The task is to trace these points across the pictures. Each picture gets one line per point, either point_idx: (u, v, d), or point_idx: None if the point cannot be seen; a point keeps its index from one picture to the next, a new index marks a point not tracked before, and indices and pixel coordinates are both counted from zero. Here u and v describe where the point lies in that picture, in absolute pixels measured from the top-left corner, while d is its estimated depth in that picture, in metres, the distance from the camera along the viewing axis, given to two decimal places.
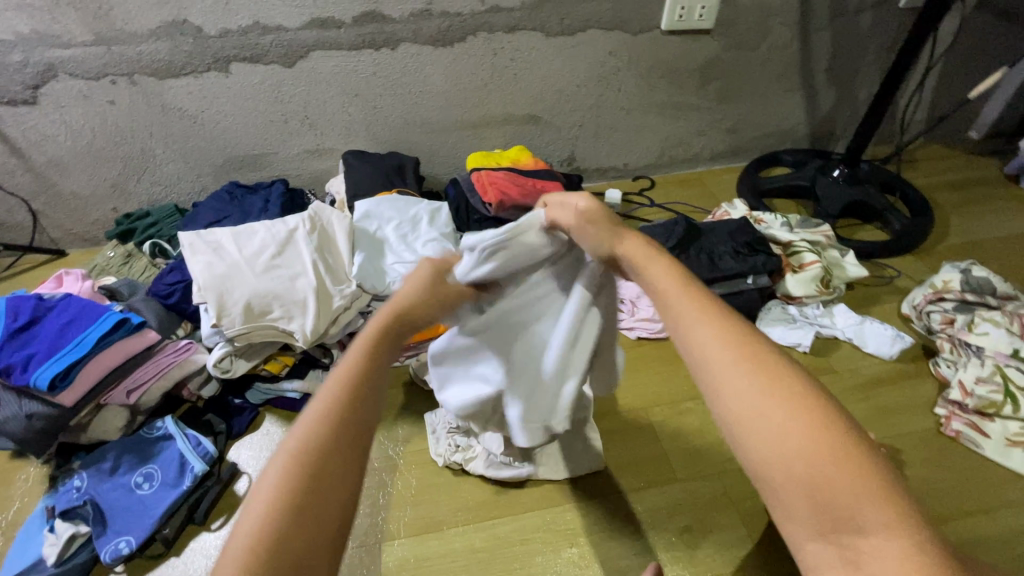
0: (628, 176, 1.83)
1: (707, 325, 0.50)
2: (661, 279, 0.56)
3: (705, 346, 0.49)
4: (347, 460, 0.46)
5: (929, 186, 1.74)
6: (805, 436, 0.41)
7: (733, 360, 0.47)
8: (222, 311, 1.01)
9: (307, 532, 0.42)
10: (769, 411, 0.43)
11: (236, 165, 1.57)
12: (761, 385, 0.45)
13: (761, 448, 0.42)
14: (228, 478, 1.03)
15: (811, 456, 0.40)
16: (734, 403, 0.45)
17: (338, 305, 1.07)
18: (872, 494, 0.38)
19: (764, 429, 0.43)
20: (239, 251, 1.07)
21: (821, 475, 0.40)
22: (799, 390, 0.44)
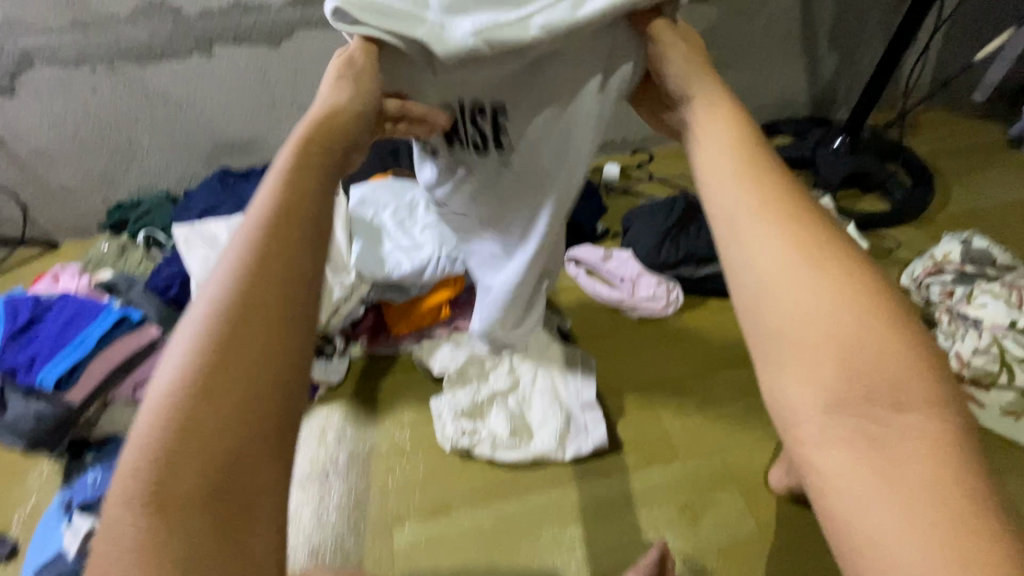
0: (626, 151, 1.79)
1: (750, 188, 0.45)
2: (712, 135, 0.49)
3: (742, 208, 0.45)
4: (263, 328, 0.38)
5: (933, 153, 1.72)
6: (834, 286, 0.39)
7: (775, 221, 0.43)
8: None
9: (220, 409, 0.35)
10: (803, 268, 0.40)
11: (226, 151, 1.53)
12: (795, 252, 0.41)
13: (785, 312, 0.40)
14: None
15: (841, 324, 0.37)
16: (773, 262, 0.41)
17: (338, 295, 1.13)
18: (908, 367, 0.35)
19: (794, 289, 0.40)
20: (236, 244, 1.05)
21: (854, 339, 0.37)
22: (835, 260, 0.40)
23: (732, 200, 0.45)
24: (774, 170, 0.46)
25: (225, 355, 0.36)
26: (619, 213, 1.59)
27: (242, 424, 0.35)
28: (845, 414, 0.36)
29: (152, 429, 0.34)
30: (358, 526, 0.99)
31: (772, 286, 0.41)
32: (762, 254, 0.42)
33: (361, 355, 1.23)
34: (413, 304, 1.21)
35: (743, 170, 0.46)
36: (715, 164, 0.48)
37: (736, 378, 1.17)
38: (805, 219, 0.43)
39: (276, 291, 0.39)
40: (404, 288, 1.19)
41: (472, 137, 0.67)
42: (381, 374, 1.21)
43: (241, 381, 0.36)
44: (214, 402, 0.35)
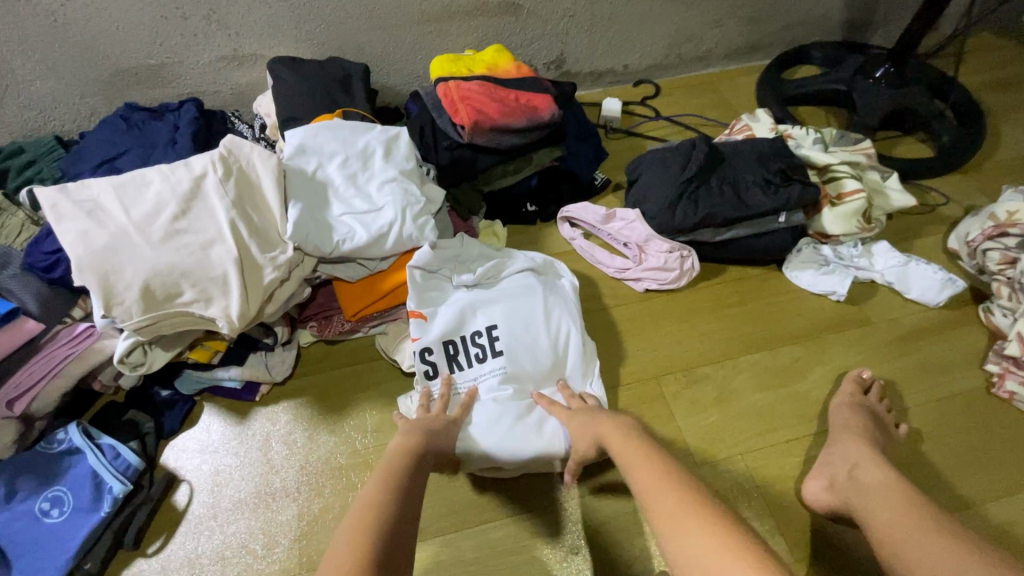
0: (627, 82, 1.51)
1: (650, 468, 0.66)
2: (631, 452, 0.70)
3: (644, 479, 0.64)
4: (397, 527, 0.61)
5: (978, 86, 1.46)
6: (686, 525, 0.56)
7: (649, 465, 0.66)
8: (112, 298, 0.75)
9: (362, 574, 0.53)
10: (678, 517, 0.57)
11: (128, 81, 1.21)
12: (684, 507, 0.58)
13: (677, 546, 0.55)
14: (161, 492, 0.87)
15: (703, 551, 0.53)
16: (659, 511, 0.59)
17: (272, 279, 0.83)
18: (747, 566, 0.50)
19: (679, 530, 0.56)
20: (127, 212, 0.79)
21: (714, 560, 0.52)
22: (707, 507, 0.57)
23: (635, 479, 0.66)
24: (666, 465, 0.66)
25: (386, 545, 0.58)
26: (620, 160, 1.34)
27: None
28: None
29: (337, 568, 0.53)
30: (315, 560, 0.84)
31: (671, 534, 0.56)
32: (656, 513, 0.60)
33: (312, 342, 1.03)
34: (373, 282, 0.96)
35: (659, 471, 0.65)
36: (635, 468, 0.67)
37: (757, 366, 1.00)
38: (690, 491, 0.60)
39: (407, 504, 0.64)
40: (358, 262, 0.93)
41: (473, 353, 0.92)
42: (338, 365, 1.01)
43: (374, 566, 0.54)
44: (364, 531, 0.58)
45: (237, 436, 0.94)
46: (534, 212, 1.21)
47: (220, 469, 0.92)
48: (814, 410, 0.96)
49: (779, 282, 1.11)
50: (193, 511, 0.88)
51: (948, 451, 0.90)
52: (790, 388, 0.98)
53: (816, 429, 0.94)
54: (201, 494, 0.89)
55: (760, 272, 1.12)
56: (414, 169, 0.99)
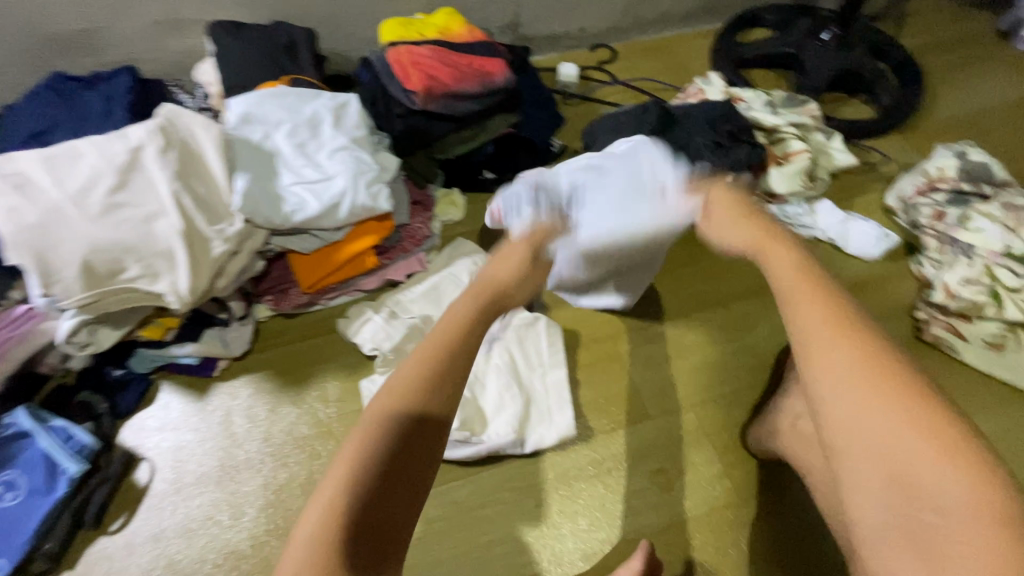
0: (584, 46, 1.50)
1: (806, 295, 0.59)
2: (786, 260, 0.63)
3: (807, 317, 0.58)
4: (432, 396, 0.54)
5: (918, 48, 1.51)
6: (903, 389, 0.53)
7: (826, 323, 0.57)
8: (49, 276, 0.73)
9: (381, 475, 0.50)
10: (858, 387, 0.54)
11: (55, 48, 1.14)
12: (857, 358, 0.55)
13: (844, 414, 0.55)
14: (120, 472, 0.86)
15: (894, 437, 0.52)
16: (840, 370, 0.55)
17: (221, 252, 0.81)
18: (933, 455, 0.50)
19: (866, 413, 0.53)
20: (59, 186, 0.75)
21: (892, 435, 0.52)
22: (883, 366, 0.54)
23: (803, 327, 0.58)
24: (827, 293, 0.59)
25: (410, 434, 0.53)
26: (577, 125, 1.35)
27: (393, 471, 0.51)
28: (899, 496, 0.52)
29: (356, 456, 0.50)
30: (284, 529, 0.85)
31: (864, 400, 0.53)
32: (818, 360, 0.56)
33: (270, 316, 1.02)
34: (329, 253, 0.95)
35: (811, 289, 0.59)
36: (787, 283, 0.61)
37: (710, 323, 1.04)
38: (870, 344, 0.55)
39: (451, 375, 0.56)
40: (311, 233, 0.92)
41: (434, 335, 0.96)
42: (298, 338, 1.01)
43: (403, 457, 0.52)
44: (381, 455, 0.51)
45: (197, 412, 0.94)
46: (492, 179, 1.21)
47: (180, 444, 0.91)
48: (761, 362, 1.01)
49: None
50: (156, 489, 0.87)
51: None
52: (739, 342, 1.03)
53: (761, 379, 0.99)
54: (162, 472, 0.89)
55: None
56: (366, 137, 0.97)
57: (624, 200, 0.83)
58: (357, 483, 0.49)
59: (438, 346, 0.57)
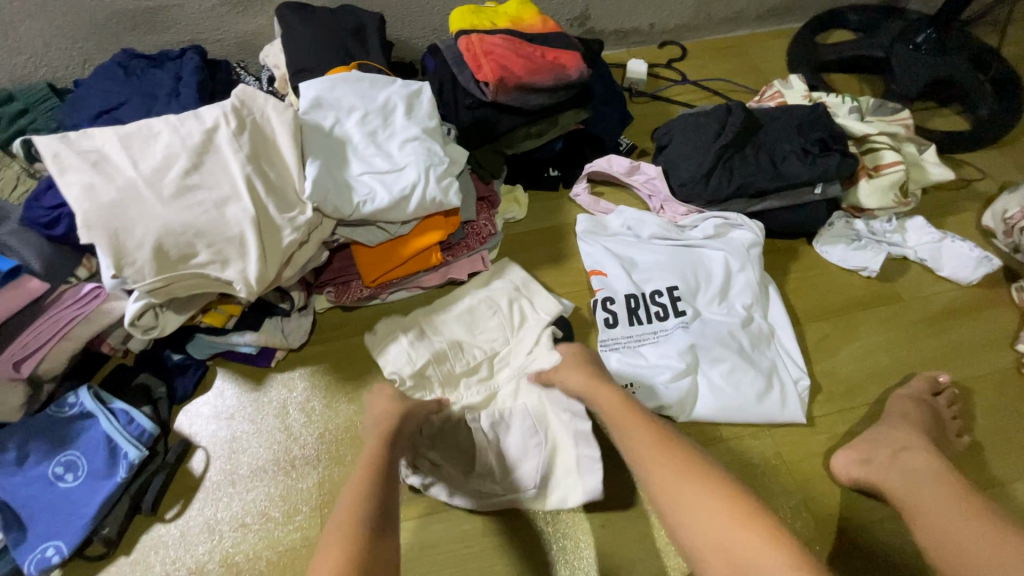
0: (654, 42, 1.43)
1: (639, 425, 0.70)
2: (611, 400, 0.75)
3: (635, 439, 0.69)
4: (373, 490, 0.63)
5: (1018, 56, 1.40)
6: (697, 475, 0.61)
7: (648, 441, 0.67)
8: (122, 257, 0.71)
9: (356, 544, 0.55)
10: (680, 494, 0.60)
11: (125, 25, 1.13)
12: (676, 471, 0.62)
13: (682, 523, 0.58)
14: (177, 458, 0.84)
15: (721, 529, 0.56)
16: (656, 478, 0.63)
17: (290, 241, 0.78)
18: (768, 548, 0.53)
19: (690, 516, 0.58)
20: (133, 165, 0.73)
21: (728, 534, 0.56)
22: (703, 476, 0.61)
23: (631, 453, 0.68)
24: (652, 424, 0.70)
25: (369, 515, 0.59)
26: (644, 125, 1.28)
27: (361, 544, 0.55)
28: (715, 567, 0.54)
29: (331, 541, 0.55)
30: None
31: (673, 504, 0.60)
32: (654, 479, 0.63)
33: (329, 308, 0.99)
34: (394, 247, 0.92)
35: (642, 425, 0.70)
36: (617, 419, 0.72)
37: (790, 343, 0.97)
38: (675, 453, 0.65)
39: (378, 471, 0.66)
40: (378, 225, 0.88)
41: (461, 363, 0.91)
42: (357, 332, 0.98)
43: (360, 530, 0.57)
44: (371, 503, 0.61)
45: (253, 403, 0.92)
46: (557, 177, 1.16)
47: (236, 435, 0.89)
48: (842, 389, 0.94)
49: (810, 257, 1.07)
50: (210, 479, 0.85)
51: (977, 429, 0.89)
52: (819, 365, 0.96)
53: (843, 408, 0.92)
54: (217, 462, 0.87)
55: (790, 246, 1.08)
56: (437, 128, 0.93)
57: (667, 227, 1.03)
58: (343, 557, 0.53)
59: (374, 451, 0.70)
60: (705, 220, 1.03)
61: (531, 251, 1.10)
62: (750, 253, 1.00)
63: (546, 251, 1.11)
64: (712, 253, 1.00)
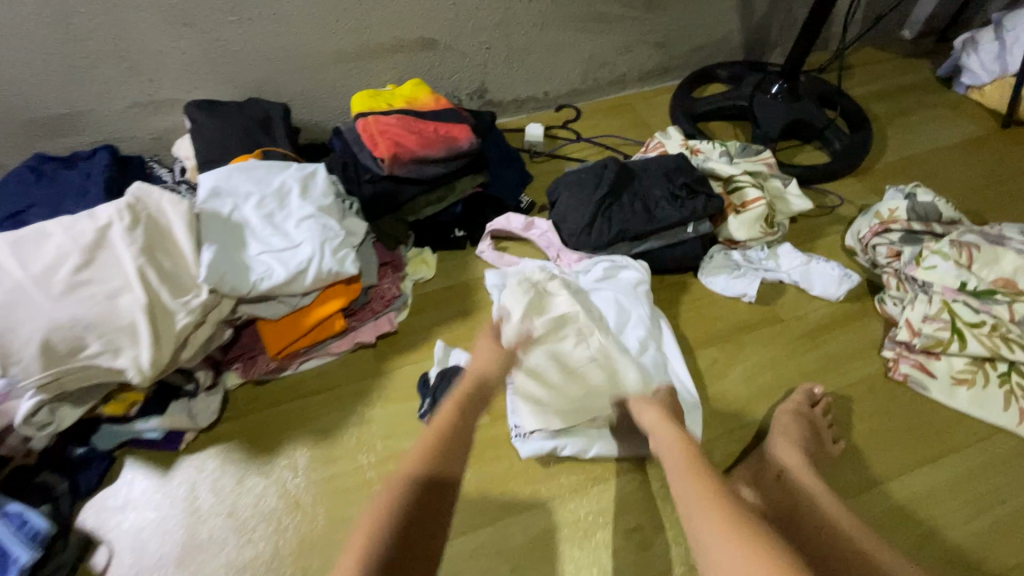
0: (549, 107, 1.58)
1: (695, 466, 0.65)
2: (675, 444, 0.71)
3: (683, 482, 0.64)
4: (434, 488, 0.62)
5: (865, 96, 1.60)
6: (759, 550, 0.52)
7: (704, 489, 0.61)
8: (9, 357, 0.73)
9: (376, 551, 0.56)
10: (727, 542, 0.54)
11: (37, 132, 1.19)
12: (722, 519, 0.56)
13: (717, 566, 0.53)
14: (76, 555, 0.85)
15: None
16: (702, 521, 0.57)
17: (185, 323, 0.82)
18: None
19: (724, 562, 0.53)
20: (23, 268, 0.77)
21: None
22: (750, 527, 0.55)
23: (686, 503, 0.61)
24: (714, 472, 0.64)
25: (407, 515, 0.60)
26: (543, 183, 1.40)
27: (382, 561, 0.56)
28: None
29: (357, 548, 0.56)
30: None
31: (712, 554, 0.54)
32: (699, 520, 0.58)
33: (240, 384, 1.01)
34: (297, 318, 0.96)
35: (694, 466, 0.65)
36: (677, 461, 0.67)
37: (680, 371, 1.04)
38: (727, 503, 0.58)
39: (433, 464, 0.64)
40: (278, 300, 0.93)
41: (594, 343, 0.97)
42: (268, 404, 1.00)
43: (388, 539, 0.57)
44: (430, 475, 0.63)
45: (160, 488, 0.91)
46: (462, 237, 1.24)
47: (141, 523, 0.88)
48: (732, 410, 1.01)
49: (697, 289, 1.17)
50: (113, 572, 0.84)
51: (855, 433, 0.96)
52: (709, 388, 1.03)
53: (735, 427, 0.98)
54: (121, 555, 0.85)
55: (678, 280, 1.18)
56: (333, 204, 1.00)
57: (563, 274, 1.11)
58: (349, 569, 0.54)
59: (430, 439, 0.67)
60: (595, 264, 1.11)
61: (438, 309, 1.16)
62: (639, 290, 1.07)
63: (453, 306, 1.16)
64: (604, 294, 1.07)
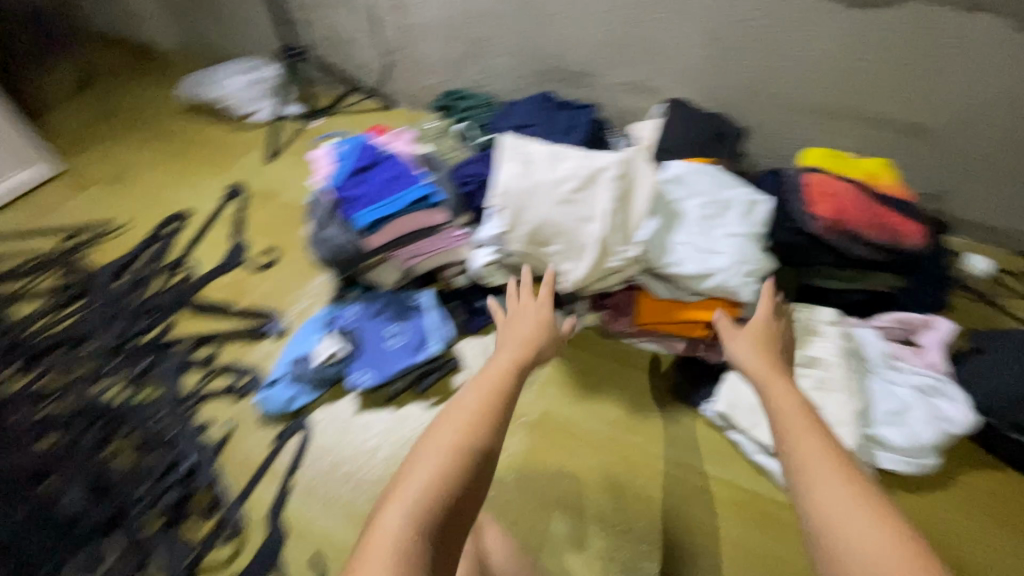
0: (1010, 247, 1.32)
1: (812, 438, 0.62)
2: (785, 404, 0.69)
3: (803, 447, 0.61)
4: (492, 431, 0.63)
5: None
6: (854, 524, 0.51)
7: (825, 457, 0.59)
8: (512, 226, 1.03)
9: (461, 472, 0.58)
10: (855, 514, 0.52)
11: (556, 77, 1.56)
12: (846, 488, 0.55)
13: (842, 539, 0.51)
14: (450, 368, 1.14)
15: (886, 552, 0.48)
16: (818, 494, 0.55)
17: (612, 265, 1.01)
18: None
19: (849, 529, 0.51)
20: (547, 172, 1.05)
21: (885, 552, 0.48)
22: (878, 506, 0.53)
23: (790, 457, 0.61)
24: (831, 444, 0.61)
25: (484, 452, 0.61)
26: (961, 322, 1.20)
27: (469, 489, 0.58)
28: None
29: (432, 469, 0.57)
30: (525, 488, 1.00)
31: (831, 524, 0.52)
32: (814, 492, 0.56)
33: (592, 325, 1.19)
34: (673, 308, 1.07)
35: (805, 431, 0.63)
36: (790, 429, 0.64)
37: None
38: (852, 477, 0.56)
39: (505, 395, 0.69)
40: (674, 286, 1.05)
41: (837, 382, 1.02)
42: (603, 355, 1.16)
43: (459, 457, 0.59)
44: (489, 408, 0.66)
45: None
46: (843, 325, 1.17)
47: None
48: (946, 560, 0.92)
49: None
50: None
51: None
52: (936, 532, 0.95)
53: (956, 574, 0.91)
54: None
55: None
56: (760, 237, 1.06)
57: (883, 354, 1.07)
58: (422, 507, 0.54)
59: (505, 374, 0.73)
60: (916, 374, 1.04)
61: None
62: (936, 424, 0.97)
63: None
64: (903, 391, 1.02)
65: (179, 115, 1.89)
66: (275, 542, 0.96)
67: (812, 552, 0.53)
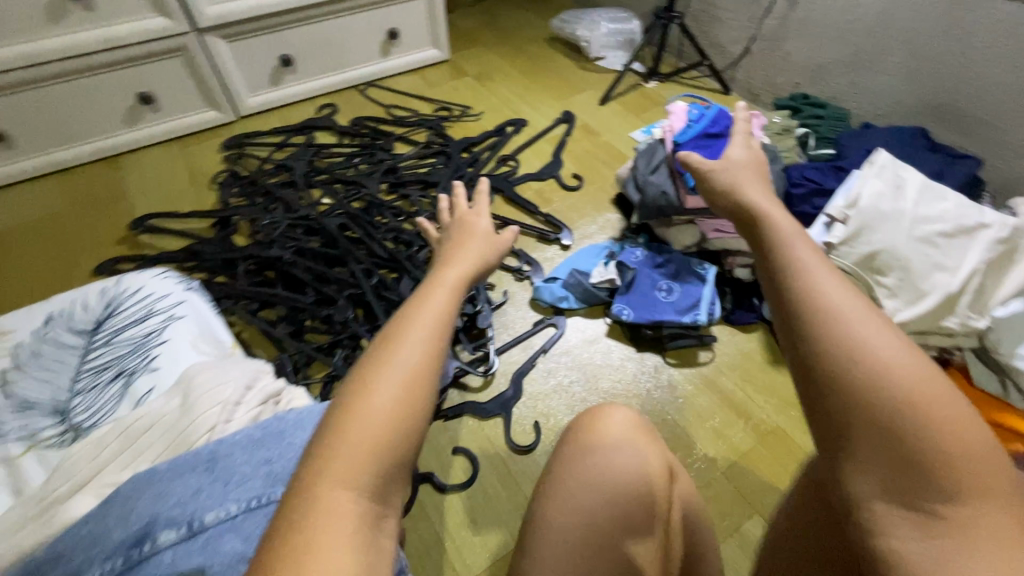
0: None
1: (839, 281, 0.48)
2: (803, 248, 0.52)
3: (830, 290, 0.47)
4: (423, 387, 0.49)
5: None
6: (909, 389, 0.42)
7: (858, 305, 0.46)
8: (850, 238, 1.02)
9: (400, 424, 0.46)
10: (906, 371, 0.42)
11: (938, 115, 1.41)
12: (896, 340, 0.44)
13: (886, 409, 0.42)
14: (701, 342, 1.20)
15: (947, 416, 0.41)
16: (864, 351, 0.44)
17: (947, 324, 0.96)
18: (987, 448, 0.41)
19: (903, 415, 0.42)
20: (915, 205, 1.02)
21: (950, 425, 0.41)
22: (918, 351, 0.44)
23: (814, 306, 0.47)
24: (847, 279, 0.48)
25: (416, 394, 0.48)
26: None
27: (405, 435, 0.46)
28: (908, 483, 0.41)
29: (389, 410, 0.46)
30: (734, 475, 1.03)
31: (870, 388, 0.43)
32: (843, 345, 0.45)
33: None
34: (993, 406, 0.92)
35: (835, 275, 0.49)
36: (811, 274, 0.49)
37: None
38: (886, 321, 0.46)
39: (443, 324, 0.53)
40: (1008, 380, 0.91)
41: None
42: None
43: (417, 402, 0.48)
44: (420, 352, 0.50)
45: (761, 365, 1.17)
46: None
47: (735, 367, 1.18)
48: None
49: None
50: (703, 368, 1.18)
51: None
52: None
53: None
54: (713, 368, 1.18)
55: None
56: None
57: None
58: (383, 443, 0.45)
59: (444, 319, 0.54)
60: None
61: None
62: None
63: None
64: None
65: (542, 42, 2.20)
66: (513, 394, 1.14)
67: (836, 433, 0.45)
